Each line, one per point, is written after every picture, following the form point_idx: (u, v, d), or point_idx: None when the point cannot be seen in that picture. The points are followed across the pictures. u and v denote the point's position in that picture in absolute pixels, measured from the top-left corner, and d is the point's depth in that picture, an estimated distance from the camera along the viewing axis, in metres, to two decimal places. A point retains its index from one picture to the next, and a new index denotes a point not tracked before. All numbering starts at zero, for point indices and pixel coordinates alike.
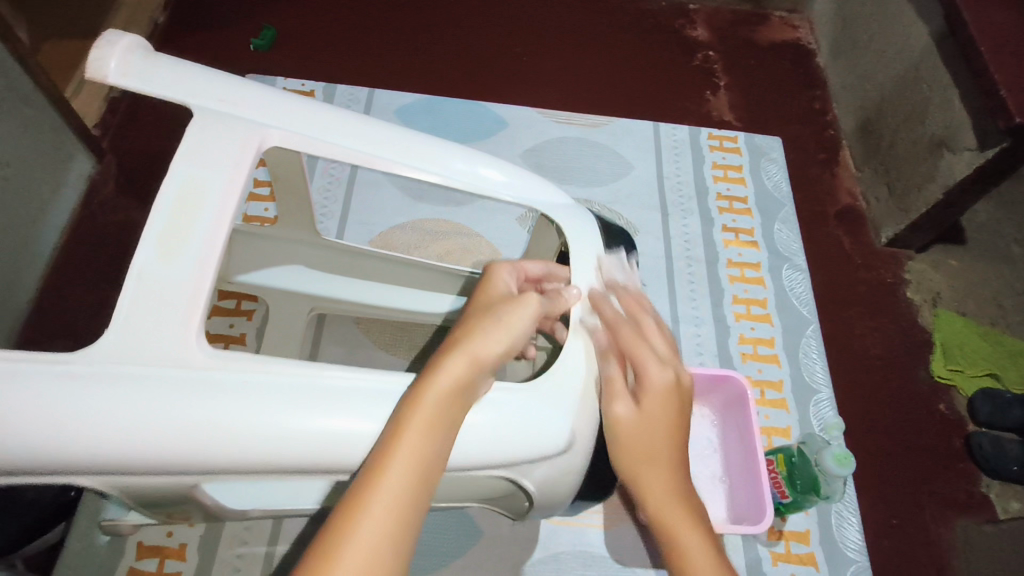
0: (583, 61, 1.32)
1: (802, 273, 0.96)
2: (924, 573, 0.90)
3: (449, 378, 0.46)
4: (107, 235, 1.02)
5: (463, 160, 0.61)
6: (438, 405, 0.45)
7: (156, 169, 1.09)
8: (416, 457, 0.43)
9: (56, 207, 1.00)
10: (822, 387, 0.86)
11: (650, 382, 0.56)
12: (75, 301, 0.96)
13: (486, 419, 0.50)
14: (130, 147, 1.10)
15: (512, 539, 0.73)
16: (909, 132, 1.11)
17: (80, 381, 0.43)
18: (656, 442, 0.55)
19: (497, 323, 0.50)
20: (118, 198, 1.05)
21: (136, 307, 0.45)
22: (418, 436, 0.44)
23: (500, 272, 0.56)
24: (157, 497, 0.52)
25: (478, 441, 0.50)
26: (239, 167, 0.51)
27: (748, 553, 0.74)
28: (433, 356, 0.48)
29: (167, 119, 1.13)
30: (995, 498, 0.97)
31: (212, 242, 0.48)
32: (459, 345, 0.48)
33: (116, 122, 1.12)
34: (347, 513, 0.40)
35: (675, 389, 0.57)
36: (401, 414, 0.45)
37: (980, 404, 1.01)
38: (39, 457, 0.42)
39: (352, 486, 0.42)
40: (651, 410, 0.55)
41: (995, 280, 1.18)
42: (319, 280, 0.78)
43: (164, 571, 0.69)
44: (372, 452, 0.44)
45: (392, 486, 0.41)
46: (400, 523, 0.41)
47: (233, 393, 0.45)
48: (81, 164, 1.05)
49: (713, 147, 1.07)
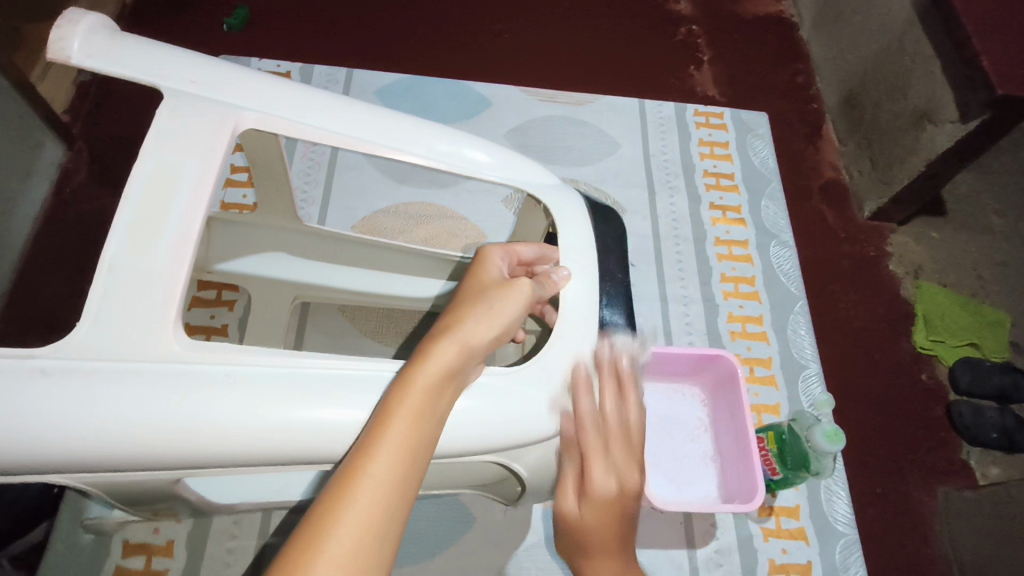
0: (563, 37, 1.29)
1: (789, 249, 0.95)
2: (908, 541, 0.92)
3: (439, 362, 0.45)
4: (80, 225, 0.99)
5: (446, 141, 0.58)
6: (426, 391, 0.44)
7: (130, 154, 1.06)
8: (404, 441, 0.42)
9: (27, 198, 0.97)
10: (810, 362, 0.86)
11: (594, 487, 0.54)
12: (49, 294, 0.93)
13: (477, 404, 0.49)
14: (101, 132, 1.07)
15: (506, 525, 0.72)
16: (891, 105, 1.11)
17: (54, 377, 0.41)
18: (601, 530, 0.54)
19: (488, 311, 0.49)
20: (91, 185, 1.02)
21: (109, 301, 0.43)
22: (406, 421, 0.42)
23: (490, 254, 0.55)
24: (139, 494, 0.50)
25: (470, 426, 0.48)
26: (213, 154, 0.48)
27: (739, 530, 0.74)
28: (421, 343, 0.47)
29: (137, 102, 1.11)
30: (975, 464, 0.99)
31: (186, 231, 0.46)
32: (449, 331, 0.47)
33: (86, 108, 1.09)
34: (330, 500, 0.38)
35: (626, 494, 0.55)
36: (389, 399, 0.43)
37: (960, 373, 1.03)
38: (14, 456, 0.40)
39: (338, 471, 0.41)
40: (602, 507, 0.54)
41: (976, 251, 1.19)
42: (302, 269, 0.76)
43: (151, 569, 0.66)
44: (358, 440, 0.42)
45: (377, 475, 0.40)
46: (387, 513, 0.39)
47: (213, 385, 0.43)
48: (52, 151, 1.02)
49: (699, 124, 1.05)
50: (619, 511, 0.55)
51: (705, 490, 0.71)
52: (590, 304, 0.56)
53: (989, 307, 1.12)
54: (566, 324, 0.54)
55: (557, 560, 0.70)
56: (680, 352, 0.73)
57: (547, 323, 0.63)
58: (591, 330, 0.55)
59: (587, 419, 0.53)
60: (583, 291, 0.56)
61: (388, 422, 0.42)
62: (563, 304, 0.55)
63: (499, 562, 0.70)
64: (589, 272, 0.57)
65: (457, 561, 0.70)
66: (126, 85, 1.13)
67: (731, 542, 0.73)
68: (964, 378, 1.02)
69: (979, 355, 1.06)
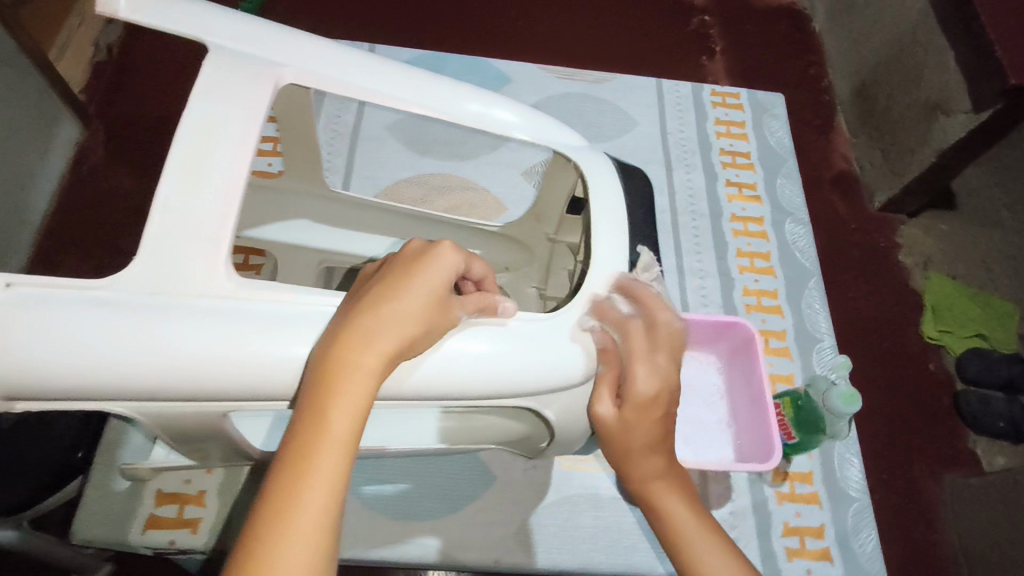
0: (580, 25, 1.31)
1: (805, 227, 0.95)
2: (911, 521, 0.93)
3: (362, 384, 0.41)
4: (99, 200, 1.04)
5: (476, 102, 0.59)
6: (352, 420, 0.40)
7: (142, 129, 1.11)
8: (341, 446, 0.39)
9: (44, 173, 1.02)
10: (825, 335, 0.86)
11: (637, 392, 0.53)
12: (69, 263, 0.98)
13: (514, 351, 0.49)
14: (116, 112, 1.13)
15: (527, 484, 0.73)
16: (904, 95, 1.12)
17: (109, 306, 0.41)
18: (648, 431, 0.54)
19: (433, 305, 0.44)
20: (107, 163, 1.07)
21: (162, 241, 0.43)
22: (336, 455, 0.39)
23: (438, 249, 0.45)
24: (188, 433, 0.51)
25: (507, 368, 0.49)
26: (258, 101, 0.48)
27: (754, 493, 0.75)
28: (352, 334, 0.42)
29: (151, 80, 1.16)
30: (981, 453, 1.01)
31: (233, 176, 0.45)
32: (388, 327, 0.42)
33: (105, 86, 1.15)
34: (271, 514, 0.37)
35: (663, 396, 0.54)
36: (323, 397, 0.40)
37: (969, 362, 1.03)
38: (62, 387, 0.40)
39: (273, 482, 0.38)
40: (652, 411, 0.54)
41: (987, 243, 1.20)
42: (328, 235, 0.77)
43: (184, 518, 0.68)
44: (290, 444, 0.39)
45: (320, 484, 0.38)
46: (322, 558, 0.37)
47: (258, 319, 0.43)
48: (69, 130, 1.07)
49: (716, 104, 1.05)
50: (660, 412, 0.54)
51: (720, 452, 0.73)
52: (617, 257, 0.56)
53: (997, 299, 1.13)
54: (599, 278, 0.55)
55: (575, 517, 0.72)
56: (697, 320, 0.74)
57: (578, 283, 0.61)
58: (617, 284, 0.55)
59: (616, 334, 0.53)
60: (613, 247, 0.56)
61: (314, 450, 0.38)
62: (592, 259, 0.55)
63: (519, 519, 0.71)
64: (618, 231, 0.57)
65: (480, 516, 0.71)
66: (140, 63, 1.18)
67: (746, 505, 0.74)
68: (972, 366, 1.03)
69: (987, 346, 1.06)
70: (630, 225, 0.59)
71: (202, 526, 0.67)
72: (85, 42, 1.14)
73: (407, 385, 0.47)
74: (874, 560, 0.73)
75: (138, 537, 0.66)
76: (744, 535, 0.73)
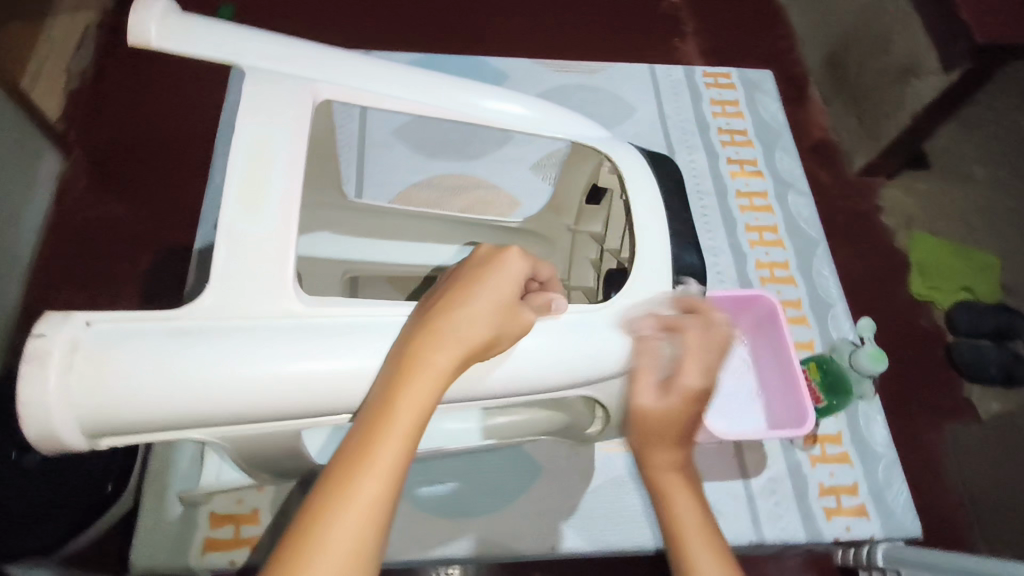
0: (559, 17, 1.32)
1: (806, 198, 0.98)
2: (917, 473, 0.97)
3: (433, 375, 0.42)
4: (91, 233, 1.03)
5: (502, 101, 0.60)
6: (421, 409, 0.41)
7: (123, 156, 1.10)
8: (405, 433, 0.40)
9: (32, 208, 1.01)
10: (836, 301, 0.89)
11: (682, 383, 0.50)
12: (63, 301, 0.97)
13: (578, 343, 0.49)
14: (95, 141, 1.11)
15: (572, 470, 0.75)
16: (875, 63, 1.17)
17: (190, 334, 0.41)
18: (681, 427, 0.51)
19: (507, 303, 0.45)
20: (92, 194, 1.06)
21: (231, 266, 0.43)
22: (396, 444, 0.40)
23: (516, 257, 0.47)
24: (261, 452, 0.52)
25: (571, 362, 0.49)
26: (303, 119, 0.49)
27: (788, 458, 0.78)
28: (423, 326, 0.43)
29: (131, 105, 1.15)
30: (975, 400, 1.04)
31: (289, 195, 0.46)
32: (457, 321, 0.43)
33: (82, 115, 1.13)
34: (331, 492, 0.38)
35: (708, 395, 0.51)
36: (391, 386, 0.41)
37: (958, 315, 1.08)
38: (137, 421, 0.40)
39: (337, 462, 0.39)
40: (688, 405, 0.50)
41: (977, 198, 1.23)
42: (350, 246, 0.78)
43: (241, 537, 0.68)
44: (358, 428, 0.40)
45: (381, 470, 0.39)
46: (369, 541, 0.37)
47: (332, 334, 0.43)
48: (51, 162, 1.06)
49: (709, 85, 1.08)
50: (699, 408, 0.51)
51: (754, 421, 0.76)
52: (660, 240, 0.56)
53: (977, 251, 1.16)
54: (649, 257, 0.55)
55: (620, 498, 0.74)
56: (721, 295, 0.76)
57: (625, 268, 0.63)
58: (666, 267, 0.55)
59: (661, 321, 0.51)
60: (655, 227, 0.57)
61: (377, 437, 0.39)
62: (638, 245, 0.56)
63: (567, 506, 0.73)
64: (658, 212, 0.58)
65: (531, 506, 0.73)
66: (117, 89, 1.16)
67: (783, 471, 0.77)
68: (961, 319, 1.07)
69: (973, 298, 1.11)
70: (668, 207, 0.59)
71: (259, 542, 0.68)
72: (56, 70, 1.11)
73: (479, 386, 0.47)
74: (908, 511, 0.76)
75: (197, 561, 0.66)
76: (784, 499, 0.75)
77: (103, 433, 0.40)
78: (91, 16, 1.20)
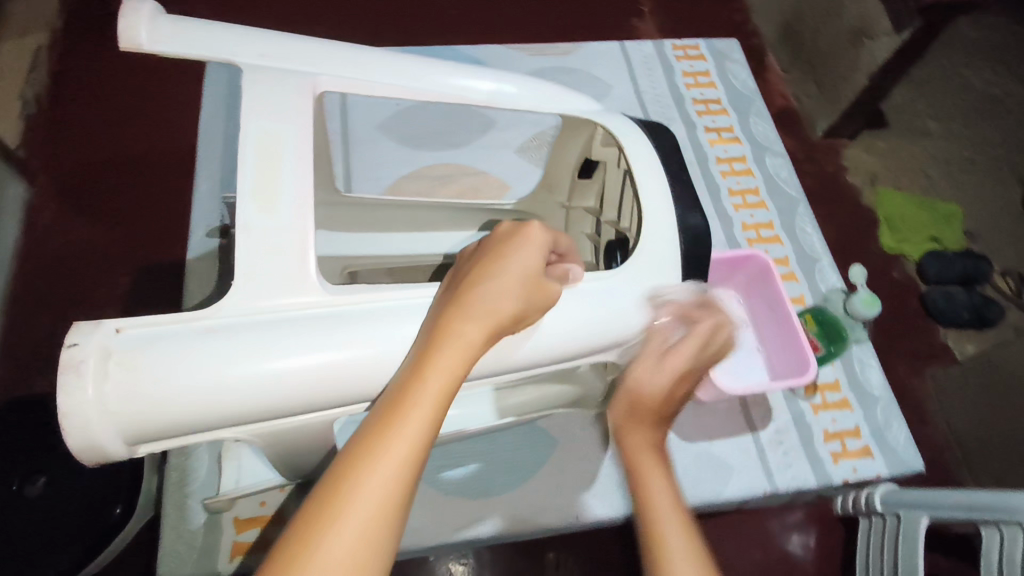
0: (523, 4, 1.33)
1: (783, 159, 1.02)
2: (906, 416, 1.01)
3: (462, 345, 0.42)
4: (65, 257, 1.01)
5: (494, 82, 0.61)
6: (450, 377, 0.41)
7: (88, 178, 1.07)
8: (435, 400, 0.41)
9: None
10: (822, 255, 0.93)
11: (677, 366, 0.56)
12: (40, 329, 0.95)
13: (596, 310, 0.51)
14: (59, 163, 1.08)
15: (586, 442, 0.77)
16: (829, 27, 1.20)
17: (219, 332, 0.41)
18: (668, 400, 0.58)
19: (533, 275, 0.46)
20: (62, 218, 1.04)
21: (253, 260, 0.44)
22: (426, 409, 0.40)
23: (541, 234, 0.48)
24: (289, 446, 0.52)
25: (591, 328, 0.50)
26: (306, 111, 0.49)
27: (792, 408, 0.81)
28: (452, 300, 0.44)
29: (95, 124, 1.12)
30: (952, 343, 1.09)
31: (302, 186, 0.46)
32: (482, 293, 0.44)
33: (41, 138, 1.10)
34: (359, 454, 0.38)
35: (694, 375, 0.58)
36: (421, 356, 0.42)
37: (928, 264, 1.11)
38: (169, 423, 0.40)
39: (365, 427, 0.39)
40: (677, 383, 0.57)
41: (939, 149, 1.27)
42: (347, 241, 0.77)
43: (269, 539, 0.68)
44: (389, 396, 0.41)
45: (411, 435, 0.39)
46: (394, 501, 0.37)
47: (360, 319, 0.44)
48: (15, 189, 1.03)
49: (680, 57, 1.10)
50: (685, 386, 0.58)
51: (757, 375, 0.78)
52: (663, 204, 0.58)
53: (942, 202, 1.20)
54: (653, 220, 0.57)
55: None
56: (717, 256, 0.78)
57: (631, 234, 0.64)
58: (672, 229, 0.57)
59: (683, 307, 0.55)
60: (657, 193, 0.58)
61: (408, 401, 0.40)
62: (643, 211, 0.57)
63: (584, 476, 0.75)
64: (657, 177, 0.59)
65: (551, 480, 0.74)
66: (81, 109, 1.14)
67: (788, 421, 0.80)
68: (931, 268, 1.11)
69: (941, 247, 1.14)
70: (666, 172, 0.61)
71: None
72: (11, 96, 1.08)
73: (505, 358, 0.48)
74: (908, 448, 0.80)
75: (226, 566, 0.66)
76: (792, 448, 0.78)
77: (135, 439, 0.40)
78: (43, 39, 1.17)
